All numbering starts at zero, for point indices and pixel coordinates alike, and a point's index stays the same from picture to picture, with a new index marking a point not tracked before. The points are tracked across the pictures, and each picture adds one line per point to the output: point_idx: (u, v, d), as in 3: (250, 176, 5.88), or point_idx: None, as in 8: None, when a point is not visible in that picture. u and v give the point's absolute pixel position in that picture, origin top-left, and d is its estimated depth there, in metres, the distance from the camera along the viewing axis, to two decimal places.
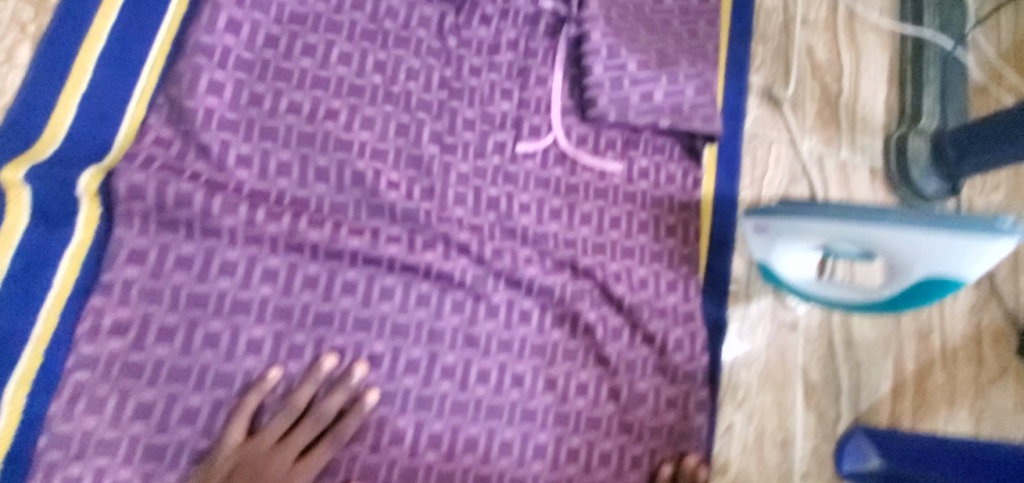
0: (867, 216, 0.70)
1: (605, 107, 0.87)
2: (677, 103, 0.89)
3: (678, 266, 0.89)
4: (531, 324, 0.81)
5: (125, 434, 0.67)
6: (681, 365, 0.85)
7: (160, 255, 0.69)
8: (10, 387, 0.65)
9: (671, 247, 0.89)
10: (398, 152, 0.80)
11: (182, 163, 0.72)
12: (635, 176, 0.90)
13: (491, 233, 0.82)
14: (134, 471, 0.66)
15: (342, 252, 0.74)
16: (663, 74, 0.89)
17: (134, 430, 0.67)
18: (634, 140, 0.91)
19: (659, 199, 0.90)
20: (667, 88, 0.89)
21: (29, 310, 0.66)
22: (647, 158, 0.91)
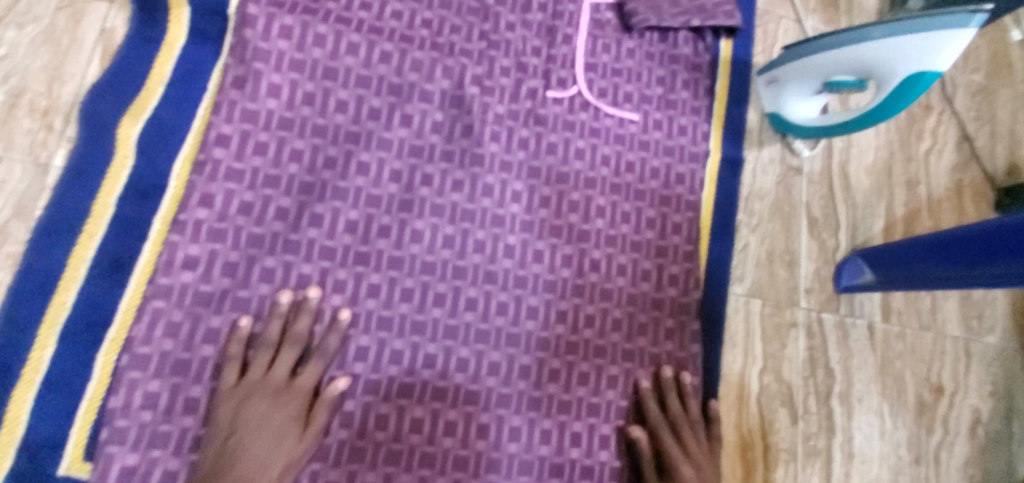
0: (857, 34, 0.91)
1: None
2: (702, 5, 1.08)
3: (700, 135, 1.07)
4: (584, 162, 0.99)
5: (268, 230, 0.82)
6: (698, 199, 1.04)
7: (291, 90, 0.86)
8: (177, 165, 0.81)
9: (695, 123, 1.07)
10: (470, 14, 0.98)
11: (316, 5, 0.90)
12: (666, 62, 1.08)
13: (553, 82, 1.00)
14: (276, 260, 0.82)
15: (431, 87, 0.93)
16: None
17: (274, 228, 0.83)
18: (662, 39, 1.09)
19: (688, 80, 1.09)
20: None
21: (189, 108, 0.83)
22: (664, 68, 1.08)
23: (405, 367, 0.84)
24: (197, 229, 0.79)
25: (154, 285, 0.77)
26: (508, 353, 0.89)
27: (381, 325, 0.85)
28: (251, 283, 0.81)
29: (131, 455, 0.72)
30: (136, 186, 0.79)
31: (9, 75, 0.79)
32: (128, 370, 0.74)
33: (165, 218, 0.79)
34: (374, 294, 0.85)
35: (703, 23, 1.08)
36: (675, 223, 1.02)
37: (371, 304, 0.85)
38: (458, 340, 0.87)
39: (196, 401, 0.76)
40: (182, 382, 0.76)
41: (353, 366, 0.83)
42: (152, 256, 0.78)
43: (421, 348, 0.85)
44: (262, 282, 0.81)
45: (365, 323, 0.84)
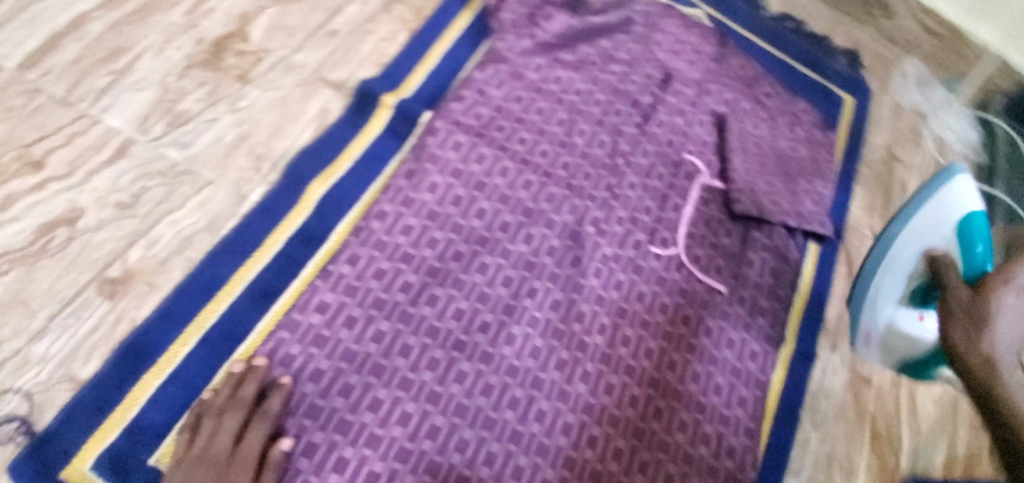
0: (885, 238, 1.09)
1: (742, 190, 1.22)
2: (800, 211, 1.23)
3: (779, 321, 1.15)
4: (669, 316, 1.07)
5: (391, 298, 0.94)
6: (766, 380, 1.09)
7: (445, 190, 1.03)
8: (341, 225, 0.97)
9: (777, 309, 1.16)
10: (601, 167, 1.16)
11: (486, 132, 1.10)
12: (760, 249, 1.20)
13: (657, 239, 1.13)
14: (389, 325, 0.92)
15: (557, 217, 1.08)
16: (786, 190, 1.25)
17: (397, 297, 0.94)
18: (758, 226, 1.22)
19: (776, 270, 1.19)
20: (789, 200, 1.24)
21: (365, 183, 1.01)
22: (756, 253, 1.19)
23: (466, 458, 0.88)
24: (337, 281, 0.92)
25: (289, 318, 0.88)
26: (561, 474, 0.92)
27: (456, 412, 0.90)
28: (363, 340, 0.90)
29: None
30: (304, 233, 0.94)
31: (244, 122, 0.99)
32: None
33: (317, 264, 0.94)
34: (460, 381, 0.92)
35: (799, 225, 1.22)
36: (743, 397, 1.05)
37: (455, 389, 0.91)
38: (521, 448, 0.91)
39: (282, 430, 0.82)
40: (277, 410, 0.83)
41: (424, 442, 0.87)
42: (296, 292, 0.91)
43: (485, 445, 0.90)
44: (372, 341, 0.91)
45: (444, 404, 0.90)
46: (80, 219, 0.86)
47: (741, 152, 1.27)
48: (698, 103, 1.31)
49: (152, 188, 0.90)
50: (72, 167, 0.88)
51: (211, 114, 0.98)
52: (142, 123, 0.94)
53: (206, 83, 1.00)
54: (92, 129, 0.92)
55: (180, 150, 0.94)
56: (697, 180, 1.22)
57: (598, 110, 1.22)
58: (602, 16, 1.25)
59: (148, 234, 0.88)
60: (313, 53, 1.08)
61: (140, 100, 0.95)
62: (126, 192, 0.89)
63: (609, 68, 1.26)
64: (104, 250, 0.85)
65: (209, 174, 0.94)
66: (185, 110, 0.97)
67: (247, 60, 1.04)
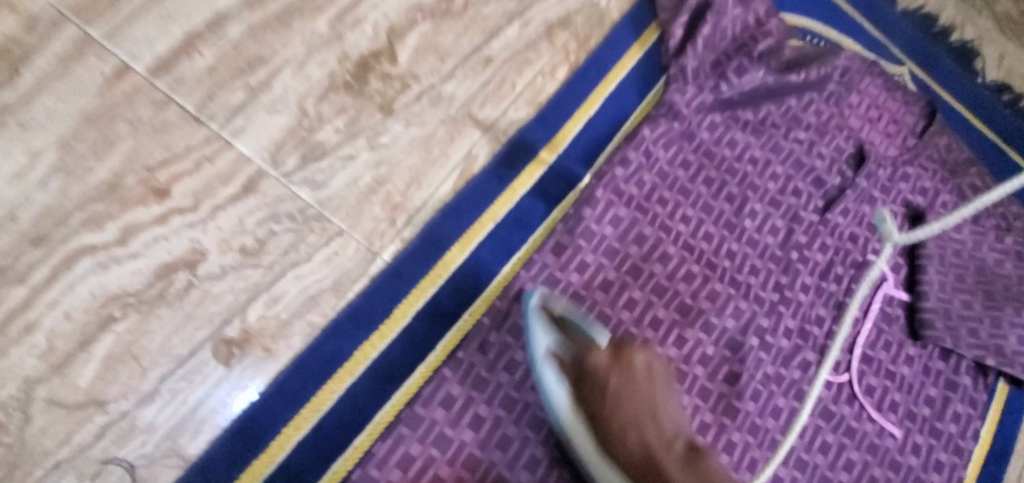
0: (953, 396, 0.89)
1: (932, 306, 1.00)
2: (1000, 346, 1.01)
3: (953, 478, 0.97)
4: (827, 457, 0.92)
5: (523, 397, 0.82)
6: None
7: (595, 272, 0.88)
8: (474, 302, 0.85)
9: (954, 463, 0.97)
10: (772, 261, 0.97)
11: (647, 204, 0.94)
12: (942, 386, 1.00)
13: (825, 360, 0.95)
14: (518, 430, 0.80)
15: (716, 319, 0.92)
16: (987, 318, 1.02)
17: (529, 397, 0.82)
18: (943, 356, 1.02)
19: (957, 414, 1.00)
20: (991, 330, 1.01)
21: (505, 254, 0.88)
22: (938, 389, 1.00)
23: None
24: (467, 372, 0.80)
25: (410, 411, 0.77)
26: None
27: None
28: (488, 446, 0.78)
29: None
30: (434, 308, 0.83)
31: (383, 161, 0.86)
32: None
33: (446, 346, 0.82)
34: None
35: (998, 365, 1.00)
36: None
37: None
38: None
39: None
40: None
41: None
42: (421, 378, 0.80)
43: None
44: (497, 447, 0.79)
45: None
46: (201, 263, 0.76)
47: (938, 261, 1.04)
48: (891, 189, 1.07)
49: (280, 234, 0.80)
50: (197, 199, 0.78)
51: (349, 149, 0.85)
52: (276, 152, 0.83)
53: (347, 111, 0.87)
54: (221, 155, 0.81)
55: (312, 190, 0.82)
56: (882, 289, 1.01)
57: (776, 187, 1.01)
58: (800, 75, 1.03)
59: (270, 290, 0.77)
60: (463, 83, 0.93)
61: (275, 125, 0.84)
62: (252, 236, 0.79)
63: (794, 135, 1.04)
64: (224, 304, 0.76)
65: (340, 223, 0.82)
66: (322, 142, 0.85)
67: (393, 86, 0.90)
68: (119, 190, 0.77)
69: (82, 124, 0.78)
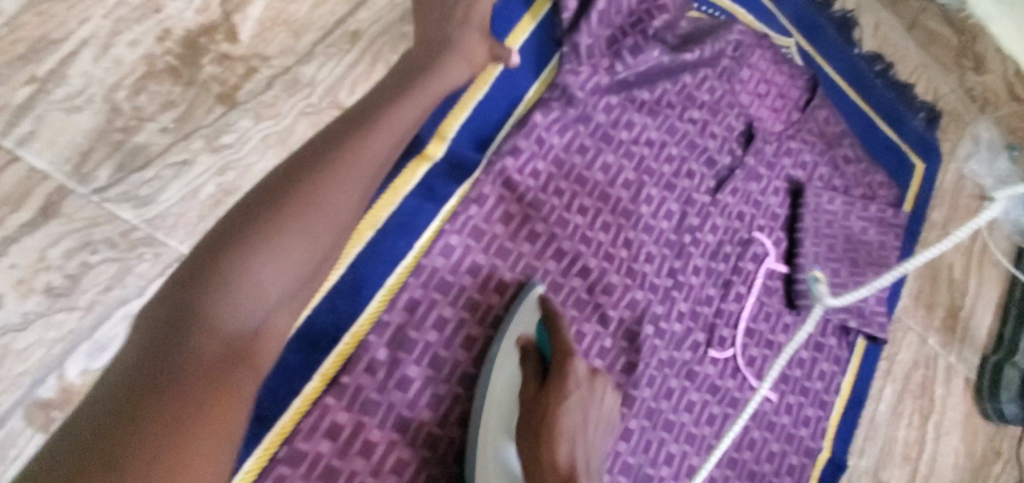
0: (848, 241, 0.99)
1: (808, 278, 1.07)
2: (860, 308, 1.12)
3: (818, 429, 1.07)
4: (713, 429, 0.97)
5: (416, 417, 0.76)
6: None
7: (488, 274, 0.83)
8: (357, 322, 0.76)
9: (819, 417, 1.08)
10: (666, 247, 0.97)
11: (542, 196, 0.88)
12: (812, 348, 1.09)
13: (713, 338, 0.99)
14: (413, 453, 0.75)
15: (612, 312, 0.91)
16: (851, 283, 1.11)
17: (422, 416, 0.76)
18: (816, 320, 1.10)
19: (823, 372, 1.10)
20: (853, 295, 1.11)
21: (389, 264, 0.79)
22: (807, 351, 1.09)
23: None
24: (354, 397, 0.74)
25: (291, 447, 0.70)
26: None
27: None
28: (381, 472, 0.73)
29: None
30: (308, 334, 0.74)
31: (228, 167, 0.72)
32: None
33: (324, 376, 0.73)
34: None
35: (858, 325, 1.11)
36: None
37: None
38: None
39: None
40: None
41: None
42: (296, 415, 0.71)
43: None
44: (392, 473, 0.74)
45: None
46: None
47: (813, 233, 1.10)
48: (775, 165, 1.10)
49: (99, 265, 0.65)
50: None
51: (180, 153, 0.70)
52: (80, 162, 0.66)
53: (175, 104, 0.71)
54: (6, 172, 0.63)
55: (136, 208, 0.67)
56: (765, 265, 1.06)
57: (670, 169, 0.99)
58: (694, 51, 1.00)
59: (93, 335, 0.64)
60: (326, 64, 0.78)
61: (76, 127, 0.66)
62: (59, 272, 0.64)
63: (688, 115, 1.02)
64: (29, 360, 0.62)
65: (179, 247, 0.69)
66: (144, 146, 0.69)
67: (234, 70, 0.74)
68: None
69: None
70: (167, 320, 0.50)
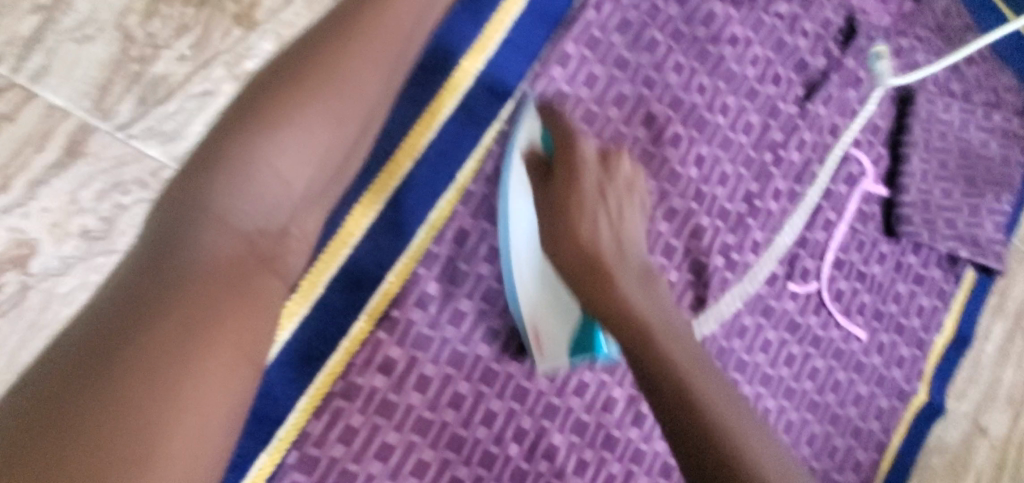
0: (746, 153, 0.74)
1: (912, 199, 0.92)
2: (974, 235, 0.96)
3: (911, 367, 0.95)
4: (792, 369, 0.88)
5: (472, 351, 0.73)
6: (878, 435, 0.94)
7: None
8: (401, 260, 0.71)
9: (915, 357, 0.96)
10: (743, 164, 0.85)
11: (598, 108, 0.78)
12: (911, 281, 0.95)
13: (794, 269, 0.88)
14: (470, 387, 0.73)
15: (677, 242, 0.82)
16: (965, 206, 0.95)
17: (478, 350, 0.73)
18: (918, 248, 0.96)
19: (922, 308, 0.96)
20: (967, 219, 0.95)
21: (431, 196, 0.72)
22: (905, 284, 0.95)
23: None
24: (406, 331, 0.70)
25: (346, 382, 0.68)
26: None
27: None
28: (439, 406, 0.72)
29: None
30: (351, 272, 0.69)
31: None
32: (294, 470, 0.66)
33: (370, 316, 0.69)
34: (550, 456, 0.76)
35: (970, 255, 0.96)
36: (857, 460, 0.92)
37: (544, 467, 0.75)
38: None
39: None
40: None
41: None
42: (346, 355, 0.68)
43: None
44: (449, 407, 0.72)
45: None
46: (34, 257, 0.60)
47: (923, 148, 0.93)
48: (880, 67, 0.92)
49: (132, 207, 0.62)
50: (6, 173, 0.59)
51: (202, 83, 0.64)
52: (100, 97, 0.61)
53: (189, 28, 0.64)
54: (24, 111, 0.60)
55: (162, 145, 0.63)
56: (860, 187, 0.91)
57: (754, 73, 0.85)
58: None
59: None
60: None
61: (90, 58, 0.61)
62: (94, 215, 0.61)
63: (775, 7, 0.86)
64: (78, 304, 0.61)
65: None
66: (163, 76, 0.63)
67: None
68: None
69: None
70: (184, 223, 0.49)
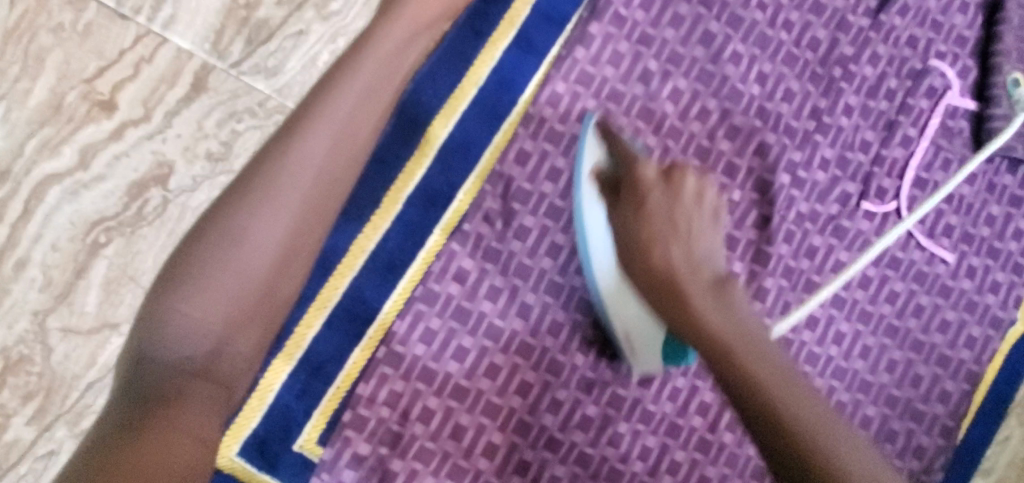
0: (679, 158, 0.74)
1: (1008, 111, 0.86)
2: None
3: (1007, 295, 0.88)
4: (868, 291, 0.85)
5: (537, 264, 0.78)
6: (969, 366, 0.88)
7: (601, 120, 0.79)
8: (469, 180, 0.77)
9: (1013, 283, 0.89)
10: (810, 80, 0.83)
11: (654, 31, 0.80)
12: (1006, 202, 0.89)
13: (868, 188, 0.85)
14: (537, 298, 0.78)
15: (740, 161, 0.82)
16: None
17: (543, 263, 0.78)
18: (1014, 167, 0.89)
19: (1021, 232, 0.89)
20: None
21: (495, 120, 0.78)
22: (1000, 206, 0.88)
23: (621, 452, 0.78)
24: (477, 243, 0.76)
25: (424, 288, 0.75)
26: (723, 472, 0.80)
27: (612, 402, 0.79)
28: (508, 315, 0.77)
29: (364, 445, 0.73)
30: (426, 190, 0.76)
31: (339, 34, 0.75)
32: (382, 364, 0.74)
33: (444, 229, 0.76)
34: (614, 367, 0.79)
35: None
36: (945, 391, 0.87)
37: (609, 376, 0.79)
38: (679, 441, 0.80)
39: (432, 412, 0.75)
40: (424, 390, 0.75)
41: (575, 433, 0.78)
42: (423, 265, 0.76)
43: (642, 438, 0.79)
44: (518, 316, 0.77)
45: (597, 392, 0.79)
46: (171, 176, 0.72)
47: (1018, 57, 0.86)
48: None
49: (245, 133, 0.73)
50: (147, 106, 0.72)
51: (296, 24, 0.74)
52: (216, 40, 0.73)
53: None
54: (158, 54, 0.72)
55: (266, 79, 0.73)
56: (945, 100, 0.86)
57: None
58: None
59: None
60: None
61: (207, 7, 0.72)
62: (215, 140, 0.73)
63: None
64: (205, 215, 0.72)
65: None
66: (265, 19, 0.73)
67: None
68: (63, 109, 0.71)
69: (4, 38, 0.70)
70: (165, 271, 0.57)
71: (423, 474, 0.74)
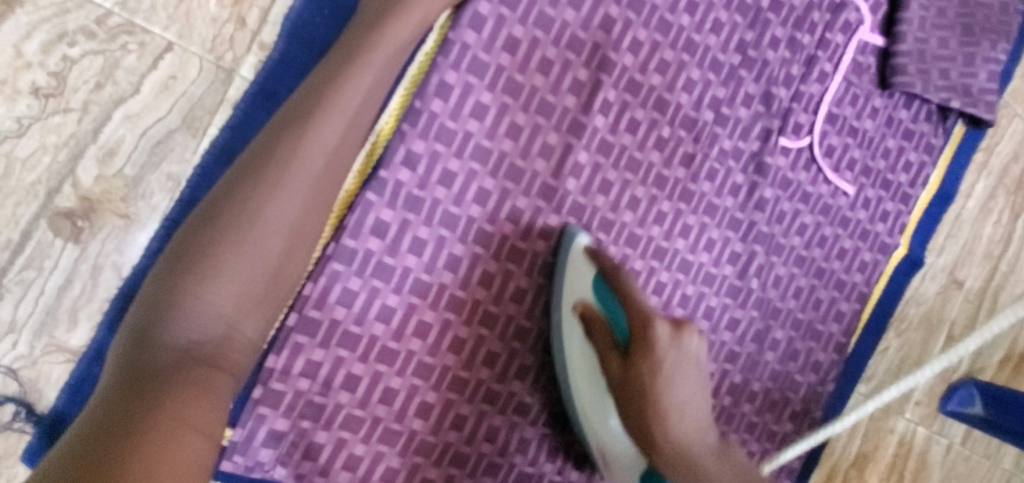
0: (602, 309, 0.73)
1: (910, 47, 0.89)
2: (968, 85, 0.93)
3: (897, 222, 0.96)
4: (782, 225, 0.88)
5: (464, 212, 0.71)
6: (859, 285, 0.95)
7: (529, 51, 0.72)
8: (384, 119, 0.68)
9: (899, 211, 0.96)
10: (736, 12, 0.81)
11: None
12: (899, 136, 0.94)
13: (787, 123, 0.86)
14: (465, 249, 0.72)
15: (671, 97, 0.79)
16: (960, 55, 0.92)
17: (471, 211, 0.72)
18: (910, 101, 0.94)
19: (910, 163, 0.96)
20: (962, 70, 0.92)
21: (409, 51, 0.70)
22: (895, 140, 0.94)
23: (558, 395, 0.78)
24: (395, 191, 0.68)
25: (338, 244, 0.67)
26: None
27: (546, 347, 0.77)
28: (436, 269, 0.71)
29: (282, 420, 0.67)
30: None
31: None
32: (295, 333, 0.66)
33: (357, 178, 0.68)
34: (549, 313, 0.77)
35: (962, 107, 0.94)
36: (840, 311, 0.94)
37: (543, 324, 0.77)
38: None
39: (357, 378, 0.69)
40: (346, 356, 0.69)
41: (511, 382, 0.76)
42: (335, 219, 0.67)
43: None
44: (446, 269, 0.72)
45: (532, 340, 0.77)
46: None
47: None
48: None
49: (82, 60, 0.58)
50: None
51: None
52: None
53: None
54: None
55: None
56: (857, 36, 0.88)
57: None
58: None
59: (97, 139, 0.58)
60: None
61: None
62: (43, 70, 0.57)
63: None
64: (41, 168, 0.58)
65: (166, 34, 0.60)
66: None
67: None
68: None
69: None
70: (173, 258, 0.54)
71: (353, 442, 0.70)
